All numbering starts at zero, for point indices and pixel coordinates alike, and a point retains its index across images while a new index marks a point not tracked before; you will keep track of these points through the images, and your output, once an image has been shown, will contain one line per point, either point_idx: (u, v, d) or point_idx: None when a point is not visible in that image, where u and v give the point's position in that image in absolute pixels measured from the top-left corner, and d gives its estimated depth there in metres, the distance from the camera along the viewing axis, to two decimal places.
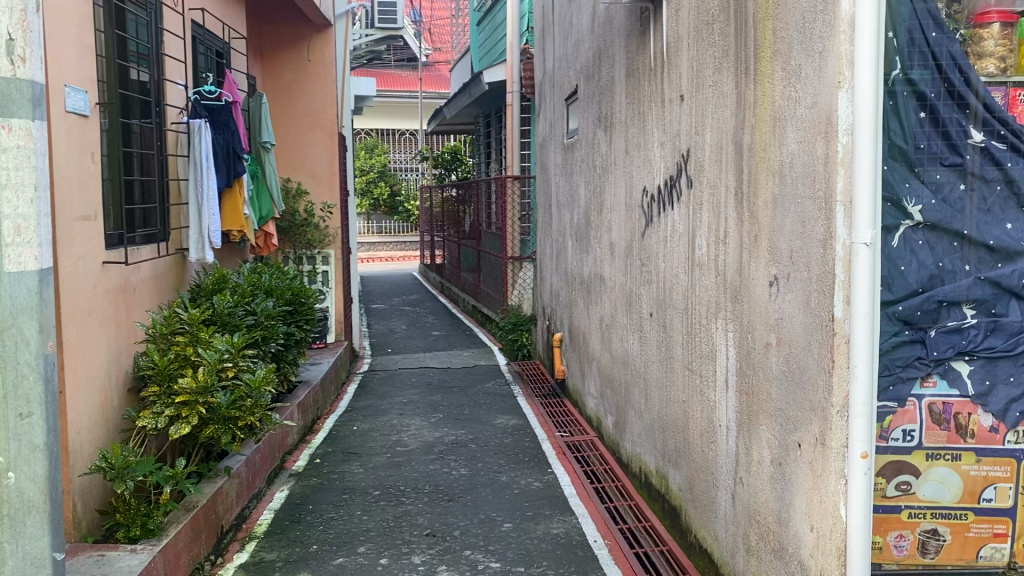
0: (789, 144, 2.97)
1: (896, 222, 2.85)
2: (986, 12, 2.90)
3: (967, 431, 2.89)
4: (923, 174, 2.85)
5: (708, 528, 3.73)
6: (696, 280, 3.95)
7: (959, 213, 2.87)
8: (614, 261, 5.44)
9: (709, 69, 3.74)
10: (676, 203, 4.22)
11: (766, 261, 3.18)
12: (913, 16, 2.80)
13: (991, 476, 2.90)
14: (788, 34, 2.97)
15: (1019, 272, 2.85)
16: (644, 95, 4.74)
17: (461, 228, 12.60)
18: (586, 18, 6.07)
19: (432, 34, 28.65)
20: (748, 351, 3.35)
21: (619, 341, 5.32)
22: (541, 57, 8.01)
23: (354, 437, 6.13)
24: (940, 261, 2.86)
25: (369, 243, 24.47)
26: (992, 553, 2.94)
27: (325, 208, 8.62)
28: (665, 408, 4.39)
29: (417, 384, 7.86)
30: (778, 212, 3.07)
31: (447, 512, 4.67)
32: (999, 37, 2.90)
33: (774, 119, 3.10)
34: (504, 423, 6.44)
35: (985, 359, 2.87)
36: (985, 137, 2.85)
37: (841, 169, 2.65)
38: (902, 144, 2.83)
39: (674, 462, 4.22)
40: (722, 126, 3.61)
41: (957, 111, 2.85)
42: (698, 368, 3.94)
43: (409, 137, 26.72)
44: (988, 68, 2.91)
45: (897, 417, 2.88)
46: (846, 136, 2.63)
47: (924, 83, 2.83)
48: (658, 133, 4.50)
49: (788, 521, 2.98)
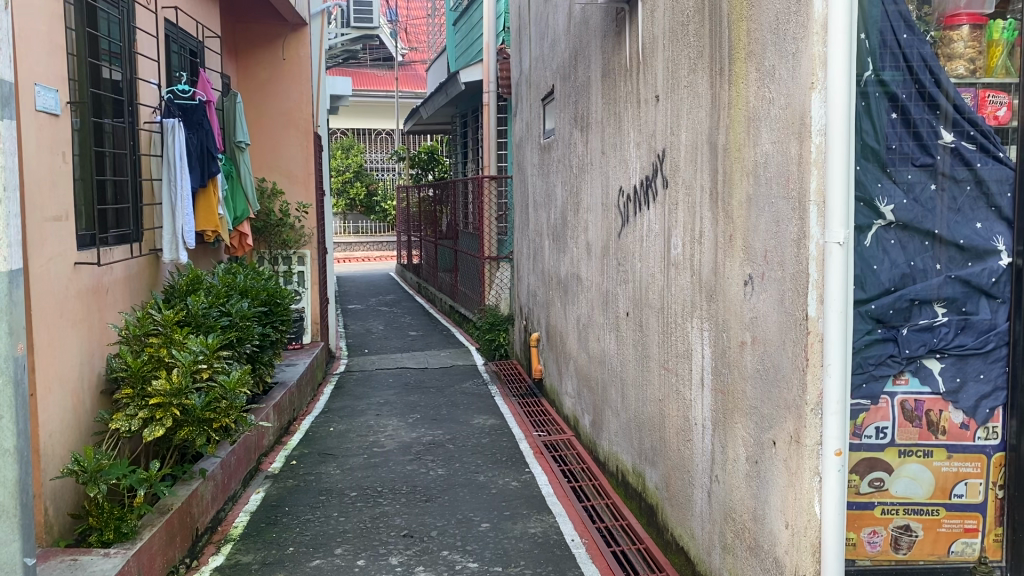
0: (764, 145, 2.99)
1: (868, 222, 2.89)
2: (956, 15, 2.94)
3: (939, 428, 2.93)
4: (895, 174, 2.89)
5: (685, 526, 3.75)
6: (672, 279, 3.97)
7: (930, 213, 2.91)
8: (591, 260, 5.45)
9: (685, 69, 3.76)
10: (652, 203, 4.24)
11: (741, 260, 3.20)
12: (885, 17, 2.83)
13: (962, 472, 2.94)
14: (762, 35, 2.99)
15: (988, 271, 2.87)
16: (620, 96, 4.75)
17: (439, 228, 12.58)
18: (562, 18, 6.08)
19: (408, 34, 28.58)
20: (723, 350, 3.38)
21: (596, 341, 5.33)
22: (517, 57, 8.01)
23: (331, 438, 6.10)
24: (911, 260, 2.90)
25: (346, 243, 24.37)
26: (963, 548, 2.98)
27: (301, 208, 8.57)
28: (642, 406, 4.41)
29: (394, 385, 7.83)
30: (753, 212, 3.09)
31: (424, 512, 4.66)
32: (969, 39, 2.93)
33: (748, 119, 3.12)
34: (482, 423, 6.44)
35: (956, 357, 2.89)
36: (955, 137, 2.89)
37: (814, 169, 2.67)
38: (874, 144, 2.87)
39: (651, 460, 4.23)
40: (697, 127, 3.63)
41: (928, 111, 2.89)
42: (673, 367, 3.96)
43: (385, 137, 26.64)
44: (958, 69, 2.94)
45: (870, 414, 2.92)
46: (819, 137, 2.65)
47: (896, 84, 2.87)
48: (634, 134, 4.51)
49: (763, 518, 3.00)
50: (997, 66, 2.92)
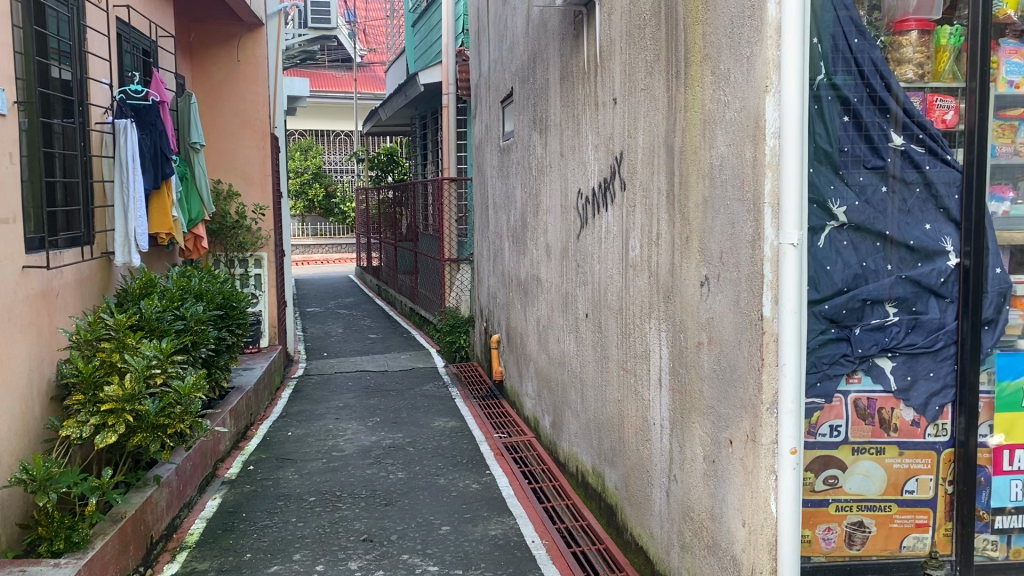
0: (719, 148, 3.03)
1: (821, 223, 2.93)
2: (904, 21, 2.99)
3: (890, 425, 2.99)
4: (847, 176, 2.94)
5: (644, 526, 3.78)
6: (630, 280, 3.99)
7: (881, 214, 2.96)
8: (550, 262, 5.47)
9: (642, 72, 3.78)
10: (610, 205, 4.26)
11: (697, 261, 3.23)
12: (837, 22, 2.88)
13: (912, 468, 3.00)
14: (717, 39, 3.02)
15: (937, 271, 2.94)
16: (578, 98, 4.77)
17: (398, 230, 12.52)
18: (520, 20, 6.09)
19: (367, 35, 28.41)
20: (681, 350, 3.40)
21: (556, 342, 5.35)
22: (476, 59, 8.01)
23: (289, 442, 6.03)
24: (863, 261, 2.95)
25: (304, 245, 24.14)
26: (915, 543, 3.03)
27: (257, 210, 8.47)
28: (601, 407, 4.43)
29: (353, 388, 7.77)
30: (708, 214, 3.13)
31: (383, 516, 4.63)
32: (918, 44, 2.98)
33: (703, 121, 3.16)
34: (442, 426, 6.42)
35: (907, 355, 2.96)
36: (904, 140, 2.95)
37: (769, 171, 2.71)
38: (827, 147, 2.92)
39: (610, 460, 4.26)
40: (654, 130, 3.66)
41: (878, 115, 2.94)
42: (632, 367, 3.98)
43: (344, 138, 26.45)
44: (907, 73, 3.00)
45: (824, 413, 2.97)
46: (773, 140, 2.70)
47: (848, 88, 2.92)
48: (592, 136, 4.54)
49: (721, 517, 3.03)
50: (944, 70, 2.98)
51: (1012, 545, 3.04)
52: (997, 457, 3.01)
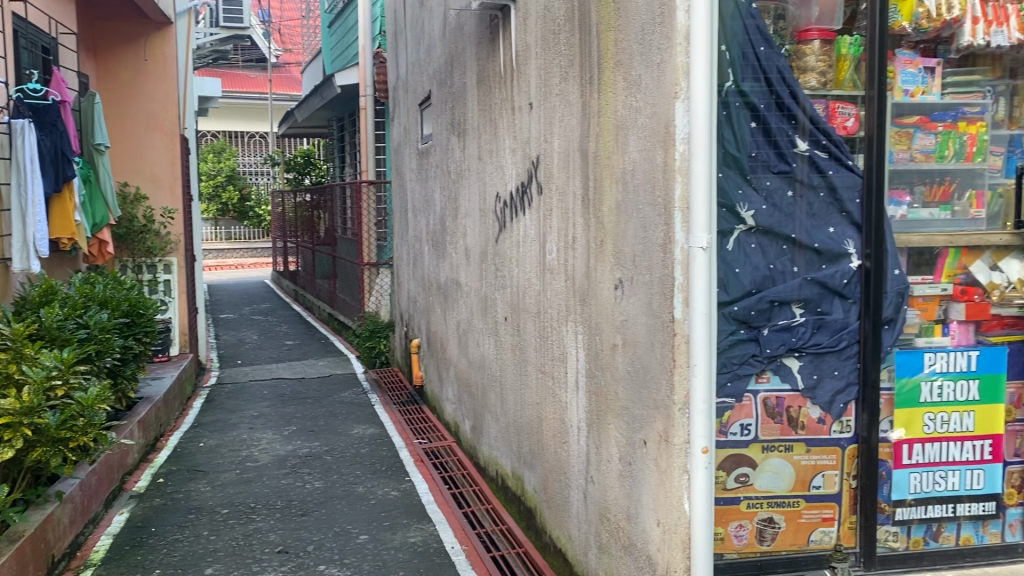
0: (631, 153, 3.07)
1: (730, 227, 2.98)
2: (807, 30, 3.09)
3: (798, 423, 3.08)
4: (755, 181, 3.01)
5: (562, 528, 3.80)
6: (547, 284, 4.01)
7: (788, 218, 3.03)
8: (469, 266, 5.45)
9: (556, 78, 3.81)
10: (527, 208, 4.28)
11: (611, 265, 3.26)
12: (744, 31, 2.95)
13: (819, 465, 3.10)
14: (629, 46, 3.07)
15: (840, 272, 3.06)
16: (494, 102, 4.78)
17: (316, 234, 12.32)
18: (436, 23, 6.07)
19: (282, 36, 27.90)
20: (597, 352, 3.43)
21: (475, 346, 5.34)
22: (393, 61, 7.95)
23: (201, 454, 5.86)
24: (771, 264, 3.02)
25: (218, 249, 23.52)
26: (821, 537, 3.11)
27: (166, 214, 8.21)
28: (520, 410, 4.43)
29: (269, 397, 7.60)
30: (621, 218, 3.17)
31: (299, 527, 4.54)
32: (820, 53, 3.09)
33: (616, 127, 3.19)
34: (361, 433, 6.33)
35: (812, 355, 3.06)
36: (809, 146, 3.03)
37: (679, 176, 2.76)
38: (735, 152, 2.97)
39: (529, 464, 4.26)
40: (569, 134, 3.69)
41: (784, 121, 3.02)
42: (549, 370, 4.00)
43: (259, 141, 25.90)
44: (811, 81, 3.08)
45: (734, 412, 3.03)
46: (683, 145, 2.74)
47: (755, 95, 2.99)
48: (509, 140, 4.55)
49: (636, 517, 3.06)
50: (845, 78, 3.10)
51: (911, 535, 3.16)
52: (897, 451, 3.13)
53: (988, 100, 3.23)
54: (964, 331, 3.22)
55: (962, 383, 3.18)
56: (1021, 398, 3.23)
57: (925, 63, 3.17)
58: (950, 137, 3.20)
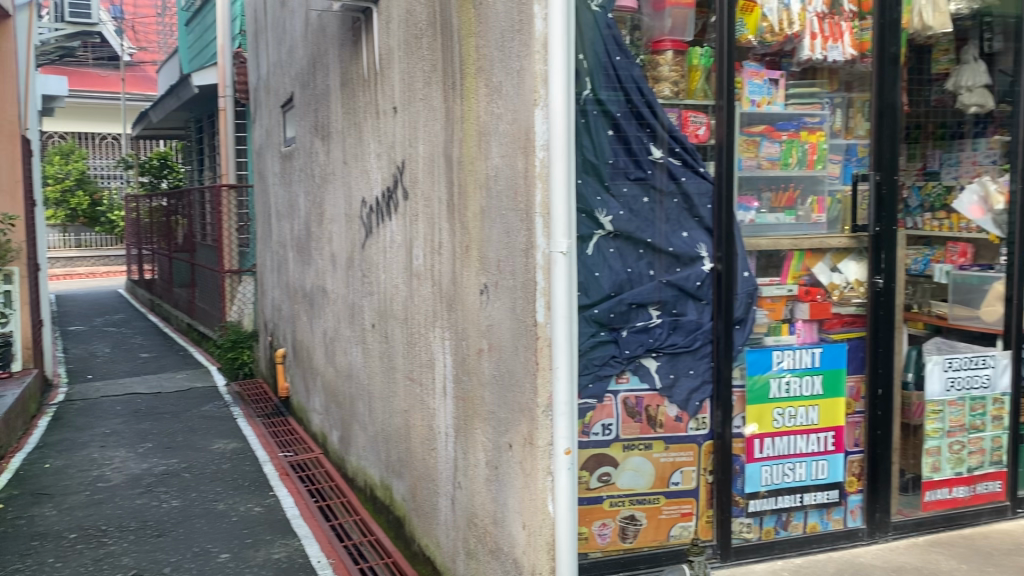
0: (493, 158, 3.08)
1: (590, 232, 3.03)
2: (661, 41, 3.17)
3: (657, 421, 3.17)
4: (613, 187, 3.07)
5: (430, 536, 3.77)
6: (413, 289, 3.98)
7: (644, 223, 3.12)
8: (335, 272, 5.34)
9: (420, 82, 3.79)
10: (393, 213, 4.23)
11: (476, 270, 3.27)
12: (601, 40, 3.02)
13: (677, 461, 3.20)
14: (489, 52, 3.07)
15: (694, 275, 3.17)
16: (358, 105, 4.71)
17: (173, 241, 11.79)
18: (299, 24, 5.92)
19: (136, 33, 26.61)
20: (463, 358, 3.43)
21: (342, 355, 5.24)
22: (255, 62, 7.71)
23: (46, 475, 5.48)
24: (629, 268, 3.09)
25: (66, 258, 22.14)
26: (680, 532, 3.21)
27: (5, 220, 7.65)
28: (388, 419, 4.37)
29: (122, 413, 7.20)
30: (485, 223, 3.18)
31: (156, 548, 4.31)
32: (673, 63, 3.18)
33: (479, 132, 3.20)
34: (222, 448, 6.09)
35: (669, 355, 3.16)
36: (663, 153, 3.13)
37: (539, 182, 2.79)
38: (594, 159, 3.02)
39: (398, 472, 4.21)
40: (433, 139, 3.67)
41: (640, 129, 3.10)
42: (417, 377, 3.97)
43: (111, 143, 24.60)
44: (664, 90, 3.18)
45: (596, 413, 3.08)
46: (543, 151, 2.77)
47: (612, 103, 3.05)
48: (373, 145, 4.48)
49: (503, 521, 3.07)
50: (697, 88, 3.22)
51: (763, 526, 3.31)
52: (749, 446, 3.28)
53: (826, 111, 3.43)
54: (807, 330, 3.41)
55: (807, 378, 3.35)
56: (859, 391, 3.45)
57: (769, 76, 3.33)
58: (794, 145, 3.38)
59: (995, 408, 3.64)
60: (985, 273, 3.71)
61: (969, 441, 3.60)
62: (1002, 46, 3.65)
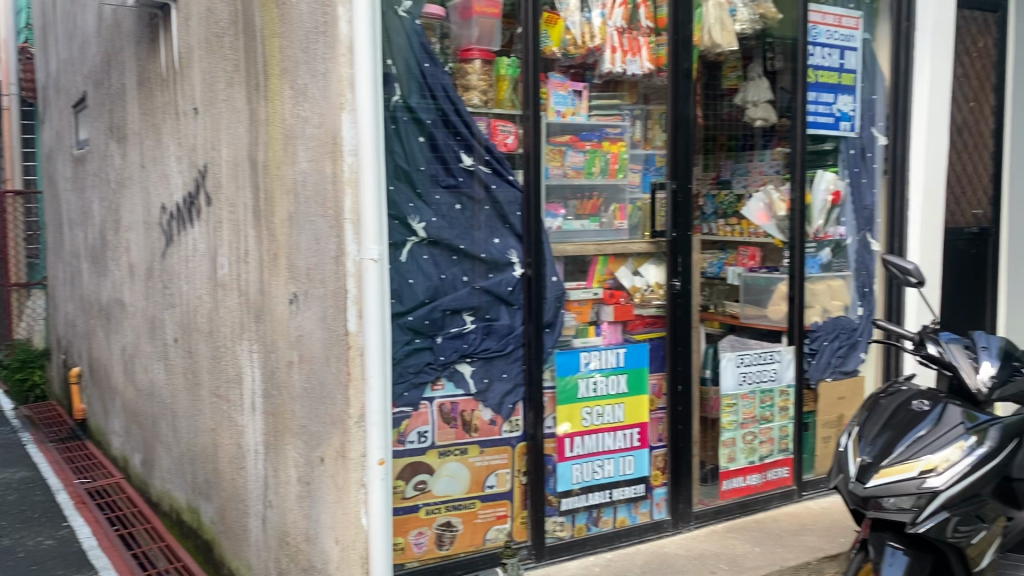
0: (300, 163, 2.99)
1: (403, 238, 3.01)
2: (469, 49, 3.19)
3: (472, 426, 3.18)
4: (424, 194, 3.06)
5: (241, 558, 3.60)
6: (219, 300, 3.79)
7: (456, 229, 3.13)
8: (134, 284, 5.01)
9: (222, 83, 3.62)
10: (196, 221, 4.01)
11: (285, 279, 3.15)
12: (408, 47, 3.00)
13: (492, 465, 3.22)
14: (293, 54, 2.98)
15: (505, 281, 3.22)
16: (157, 106, 4.43)
17: None
18: (90, 17, 5.51)
19: None
20: (272, 371, 3.29)
21: (143, 372, 4.91)
22: (42, 58, 7.12)
23: None
24: (442, 274, 3.10)
25: None
26: (496, 534, 3.24)
27: None
28: (194, 438, 4.14)
29: None
30: (293, 230, 3.07)
31: None
32: (481, 72, 3.21)
33: (285, 136, 3.08)
34: (7, 479, 5.55)
35: (483, 360, 3.18)
36: (473, 161, 3.15)
37: (348, 188, 2.73)
38: (405, 165, 3.00)
39: (205, 494, 3.99)
40: (236, 143, 3.52)
41: (450, 137, 3.11)
42: (224, 394, 3.78)
43: None
44: (473, 99, 3.19)
45: (412, 421, 3.05)
46: (350, 156, 2.72)
47: (421, 110, 3.04)
48: (174, 148, 4.24)
49: (316, 537, 2.97)
50: (504, 98, 3.26)
51: (575, 523, 3.40)
52: (561, 445, 3.35)
53: (626, 122, 3.58)
54: (613, 331, 3.55)
55: (614, 377, 3.47)
56: (661, 388, 3.63)
57: (573, 87, 3.44)
58: (597, 154, 3.51)
59: (781, 399, 3.92)
60: (771, 274, 4.02)
61: (760, 430, 3.86)
62: (782, 66, 3.96)
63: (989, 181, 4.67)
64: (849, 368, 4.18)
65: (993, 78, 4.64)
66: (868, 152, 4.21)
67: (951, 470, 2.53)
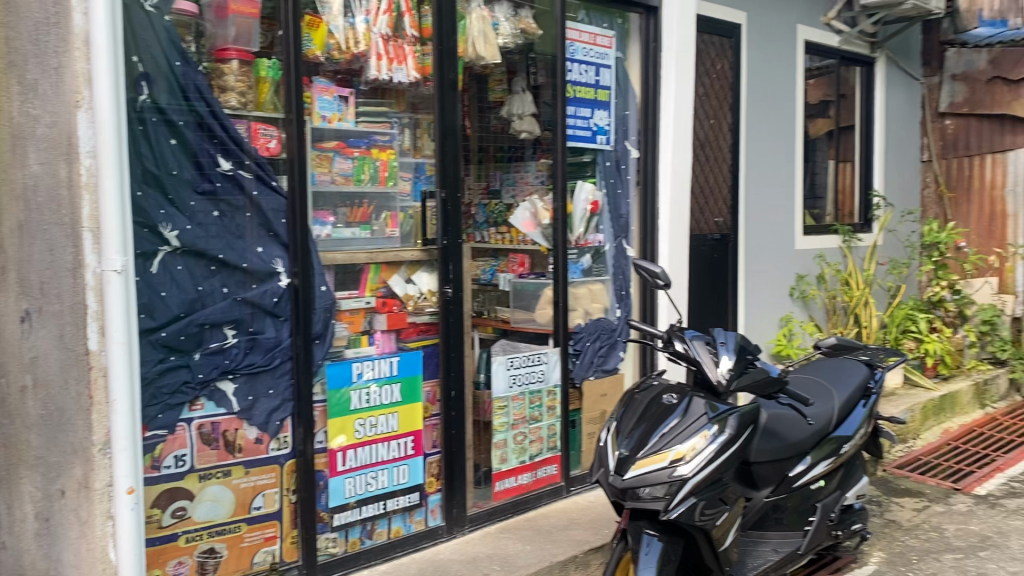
0: (31, 167, 2.58)
1: (154, 248, 2.81)
2: (225, 49, 3.00)
3: (235, 446, 3.02)
4: (177, 201, 2.87)
5: None
6: None
7: (214, 237, 2.96)
8: None
9: None
10: None
11: (15, 295, 2.64)
12: (156, 42, 2.79)
13: (258, 485, 3.08)
14: (21, 43, 2.56)
15: (269, 292, 3.08)
16: None
17: None
18: None
19: None
20: None
21: None
22: None
23: None
24: (199, 286, 2.92)
25: None
26: (264, 557, 3.10)
27: None
28: None
29: None
30: (25, 240, 2.61)
31: None
32: (239, 74, 3.03)
33: (13, 135, 2.61)
34: None
35: (247, 375, 3.04)
36: (232, 166, 2.99)
37: (86, 193, 2.51)
38: (155, 170, 2.80)
39: None
40: None
41: (205, 140, 2.93)
42: None
43: None
44: (231, 101, 3.01)
45: (167, 444, 2.85)
46: (89, 159, 2.50)
47: (173, 111, 2.85)
48: None
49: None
50: (265, 101, 3.11)
51: (349, 537, 3.32)
52: (332, 459, 3.26)
53: (394, 130, 3.57)
54: (386, 340, 3.52)
55: (386, 387, 3.44)
56: (435, 395, 3.64)
57: (340, 93, 3.37)
58: (365, 162, 3.47)
59: (549, 399, 4.07)
60: (539, 280, 4.15)
61: (530, 430, 3.98)
62: (544, 80, 4.09)
63: (728, 191, 5.11)
64: (609, 366, 4.41)
65: (730, 97, 5.08)
66: (622, 164, 4.49)
67: (698, 458, 2.74)
